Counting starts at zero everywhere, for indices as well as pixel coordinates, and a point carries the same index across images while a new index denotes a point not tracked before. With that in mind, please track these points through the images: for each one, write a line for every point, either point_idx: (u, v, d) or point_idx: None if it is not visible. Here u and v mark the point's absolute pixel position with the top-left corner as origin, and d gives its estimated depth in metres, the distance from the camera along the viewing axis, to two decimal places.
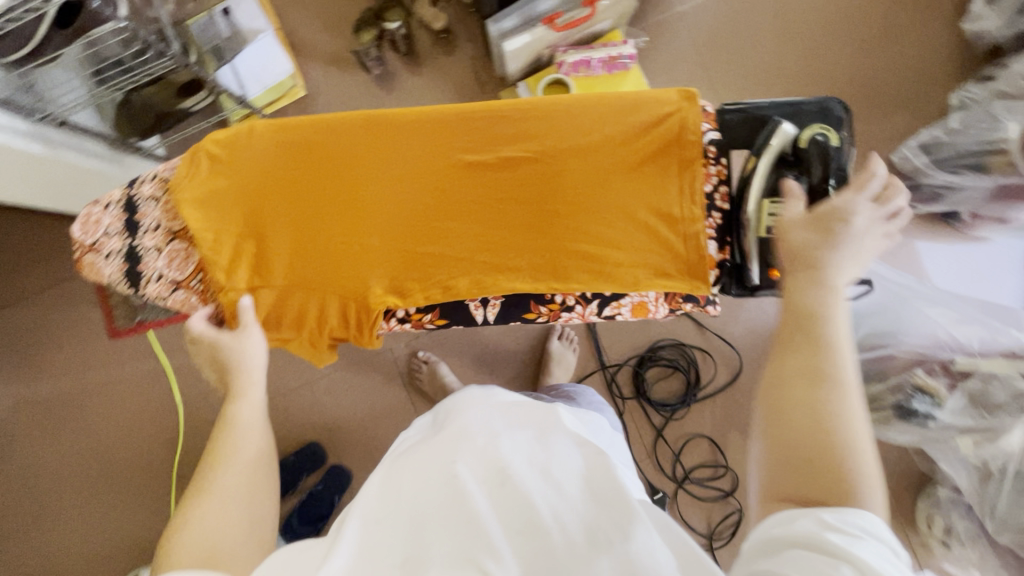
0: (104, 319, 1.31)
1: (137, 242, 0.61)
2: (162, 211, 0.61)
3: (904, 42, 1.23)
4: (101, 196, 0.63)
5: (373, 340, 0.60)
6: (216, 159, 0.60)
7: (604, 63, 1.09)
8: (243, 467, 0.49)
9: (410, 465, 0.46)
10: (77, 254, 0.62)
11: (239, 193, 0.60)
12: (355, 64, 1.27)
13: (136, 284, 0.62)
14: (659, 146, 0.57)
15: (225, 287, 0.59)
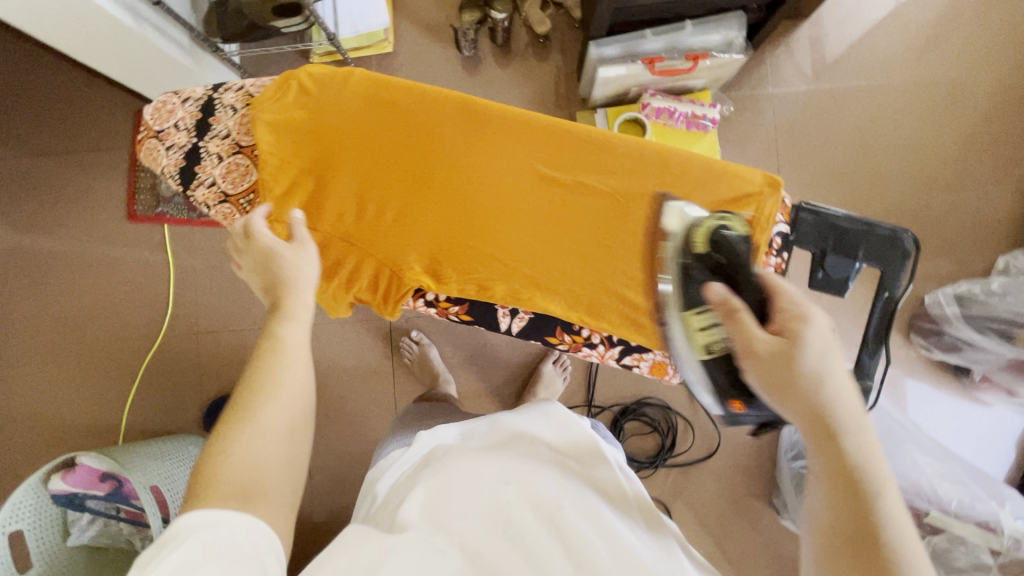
0: (125, 199, 1.30)
1: (202, 144, 0.60)
2: (237, 122, 0.60)
3: (969, 193, 1.24)
4: (181, 89, 0.63)
5: (395, 313, 0.62)
6: (304, 91, 0.60)
7: (687, 119, 1.11)
8: (278, 419, 0.50)
9: (446, 494, 0.51)
10: (141, 136, 0.62)
11: (313, 131, 0.59)
12: (448, 39, 1.28)
13: (187, 183, 0.61)
14: (732, 223, 0.57)
15: (271, 216, 0.59)
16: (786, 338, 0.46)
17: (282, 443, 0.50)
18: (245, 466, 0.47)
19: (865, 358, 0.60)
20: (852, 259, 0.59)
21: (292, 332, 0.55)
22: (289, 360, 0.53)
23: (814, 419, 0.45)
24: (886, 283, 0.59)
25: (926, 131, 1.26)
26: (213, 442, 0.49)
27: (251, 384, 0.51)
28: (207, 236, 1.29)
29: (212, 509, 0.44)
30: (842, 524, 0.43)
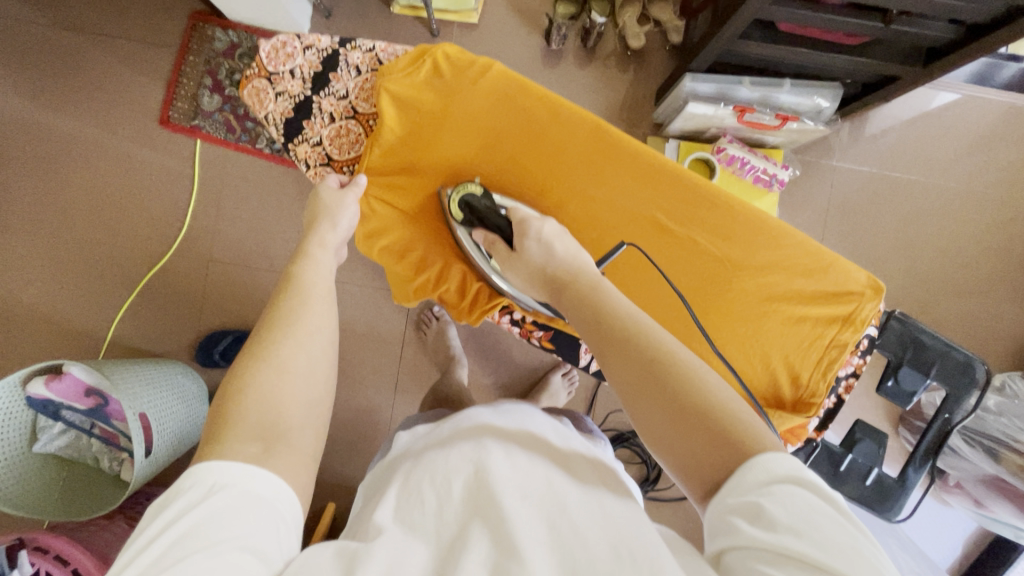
0: (161, 103, 1.22)
1: (315, 100, 0.64)
2: (356, 87, 0.64)
3: (990, 305, 1.27)
4: (302, 35, 0.65)
5: (478, 320, 0.68)
6: (438, 72, 0.61)
7: (756, 174, 1.09)
8: (296, 357, 0.50)
9: (428, 471, 0.49)
10: (252, 73, 0.64)
11: (436, 119, 0.62)
12: (536, 25, 1.23)
13: (292, 135, 0.65)
14: (827, 316, 0.57)
15: (379, 194, 0.64)
16: (542, 261, 0.56)
17: (303, 378, 0.49)
18: (265, 406, 0.46)
19: (911, 471, 0.62)
20: (924, 376, 0.61)
21: (309, 271, 0.57)
22: (305, 293, 0.55)
23: (594, 331, 0.48)
24: (948, 405, 0.61)
25: (967, 238, 1.28)
26: (233, 379, 0.48)
27: (267, 324, 0.52)
28: (238, 163, 1.22)
29: (227, 461, 0.41)
30: (663, 415, 0.42)
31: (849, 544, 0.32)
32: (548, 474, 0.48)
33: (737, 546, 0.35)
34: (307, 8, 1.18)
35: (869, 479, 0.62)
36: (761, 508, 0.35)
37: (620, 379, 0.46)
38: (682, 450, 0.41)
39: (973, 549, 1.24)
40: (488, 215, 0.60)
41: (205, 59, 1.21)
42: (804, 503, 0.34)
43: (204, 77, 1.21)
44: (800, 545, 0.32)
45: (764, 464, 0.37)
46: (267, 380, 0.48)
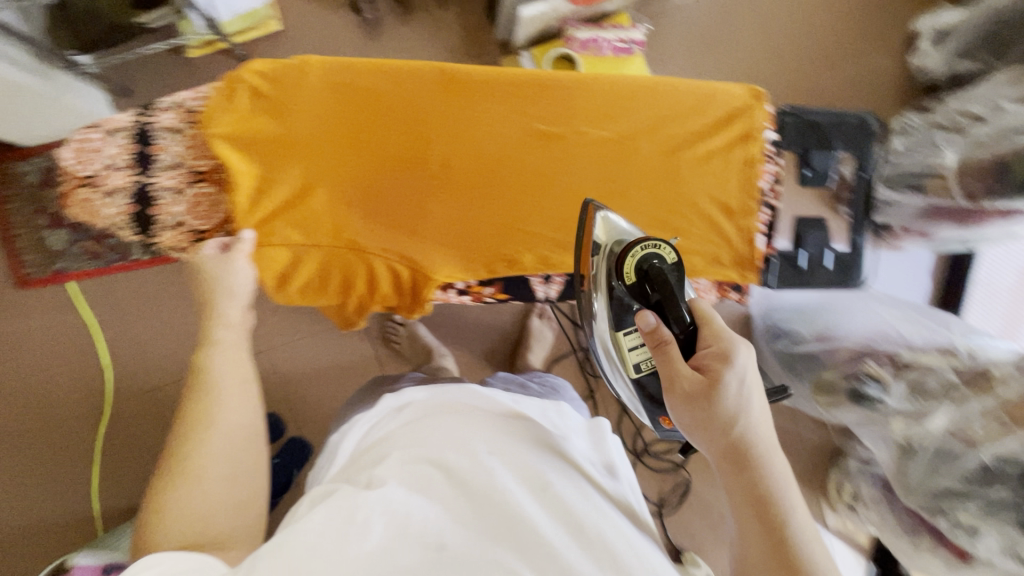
0: (10, 265, 1.10)
1: (150, 180, 0.59)
2: (184, 147, 0.59)
3: (862, 63, 1.34)
4: (102, 121, 0.59)
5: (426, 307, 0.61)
6: (259, 93, 0.57)
7: (613, 46, 1.08)
8: (213, 459, 0.48)
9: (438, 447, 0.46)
10: (71, 185, 0.59)
11: (283, 135, 0.57)
12: (342, 4, 1.16)
13: (147, 228, 0.60)
14: (729, 140, 0.59)
15: (264, 239, 0.59)
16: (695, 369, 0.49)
17: (227, 485, 0.47)
18: (192, 519, 0.44)
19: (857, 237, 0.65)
20: (831, 151, 0.64)
21: (217, 360, 0.54)
22: (214, 386, 0.52)
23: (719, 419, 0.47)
24: (860, 165, 0.65)
25: (817, 13, 1.33)
26: (151, 499, 0.45)
27: (182, 428, 0.49)
28: (125, 283, 1.12)
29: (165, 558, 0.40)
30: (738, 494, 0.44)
31: None
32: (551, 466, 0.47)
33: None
34: (102, 96, 1.07)
35: (828, 263, 0.65)
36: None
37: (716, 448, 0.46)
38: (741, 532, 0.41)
39: (940, 275, 1.35)
40: (664, 293, 0.52)
41: (27, 198, 1.10)
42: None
43: (38, 217, 1.10)
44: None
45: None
46: (190, 495, 0.45)
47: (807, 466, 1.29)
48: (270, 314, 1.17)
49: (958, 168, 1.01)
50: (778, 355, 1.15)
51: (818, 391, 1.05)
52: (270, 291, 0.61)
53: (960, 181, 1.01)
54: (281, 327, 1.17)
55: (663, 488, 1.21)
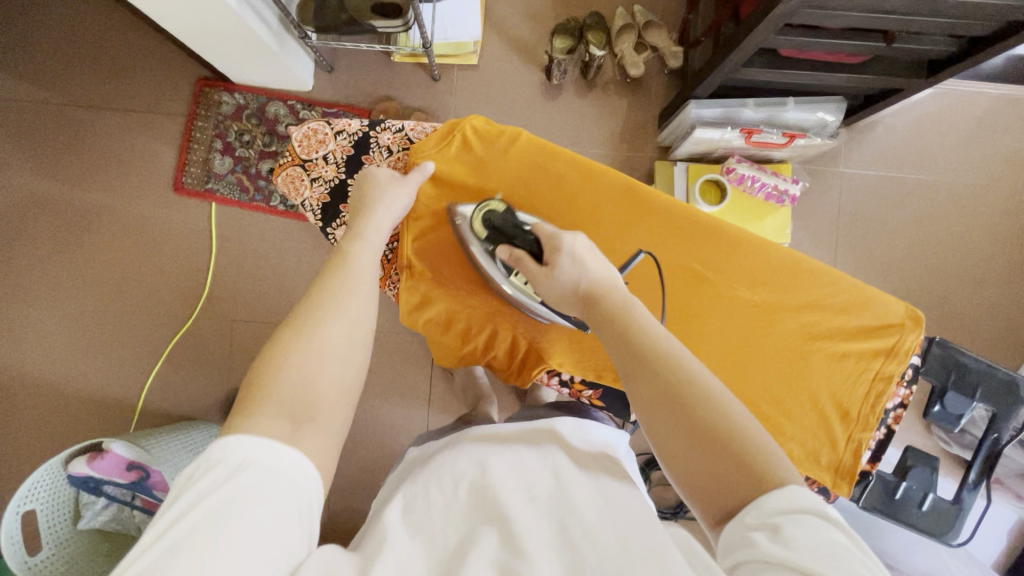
0: (174, 170, 1.23)
1: (351, 182, 0.66)
2: (389, 166, 0.66)
3: (1008, 298, 1.27)
4: (333, 119, 0.66)
5: (526, 385, 0.69)
6: (468, 146, 0.64)
7: (767, 190, 1.11)
8: (335, 339, 0.50)
9: (437, 475, 0.52)
10: (285, 161, 0.66)
11: (472, 188, 0.64)
12: (535, 61, 1.25)
13: (330, 219, 0.67)
14: (872, 349, 0.58)
15: (417, 270, 0.65)
16: (576, 279, 0.55)
17: (337, 363, 0.49)
18: (300, 385, 0.46)
19: (965, 493, 0.62)
20: (970, 400, 0.61)
21: (357, 250, 0.57)
22: (349, 272, 0.55)
23: (634, 352, 0.48)
24: (996, 424, 0.61)
25: (979, 232, 1.29)
26: (269, 356, 0.48)
27: (311, 301, 0.52)
28: (254, 222, 1.23)
29: (261, 435, 0.42)
30: (682, 440, 0.43)
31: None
32: (561, 468, 0.51)
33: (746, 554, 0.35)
34: (308, 64, 1.20)
35: (925, 505, 0.62)
36: (780, 528, 0.36)
37: (659, 408, 0.45)
38: (704, 477, 0.41)
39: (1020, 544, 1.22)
40: (511, 233, 0.59)
41: (213, 122, 1.23)
42: (829, 532, 0.35)
43: (214, 141, 1.23)
44: (816, 573, 0.32)
45: (790, 494, 0.38)
46: (306, 361, 0.48)
47: None
48: None
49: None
50: None
51: None
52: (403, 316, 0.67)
53: None
54: None
55: None
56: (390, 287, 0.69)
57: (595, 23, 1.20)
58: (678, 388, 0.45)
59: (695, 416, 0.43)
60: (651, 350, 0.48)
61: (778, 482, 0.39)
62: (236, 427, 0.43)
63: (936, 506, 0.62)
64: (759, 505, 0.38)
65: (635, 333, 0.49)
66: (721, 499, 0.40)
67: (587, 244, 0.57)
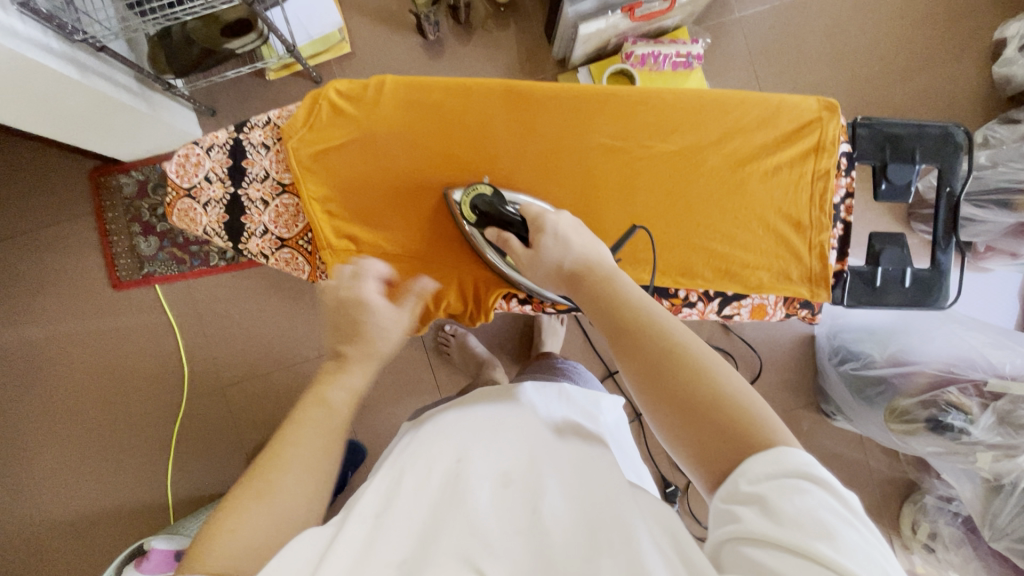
0: (105, 269, 1.20)
1: (242, 192, 0.66)
2: (271, 161, 0.66)
3: (938, 75, 1.28)
4: (200, 139, 0.67)
5: (489, 315, 0.68)
6: (340, 111, 0.64)
7: (673, 61, 1.09)
8: (301, 487, 0.46)
9: (412, 463, 0.50)
10: (172, 198, 0.66)
11: (358, 147, 0.64)
12: (408, 26, 1.22)
13: (238, 236, 0.67)
14: (798, 153, 0.59)
15: (336, 246, 0.65)
16: (559, 258, 0.55)
17: (294, 513, 0.45)
18: (250, 535, 0.42)
19: (940, 255, 0.62)
20: (912, 165, 0.61)
21: (331, 388, 0.52)
22: (324, 414, 0.50)
23: (614, 323, 0.49)
24: (945, 179, 0.61)
25: (890, 22, 1.28)
26: (229, 500, 0.44)
27: (283, 430, 0.49)
28: (205, 288, 1.21)
29: (200, 573, 0.39)
30: (668, 416, 0.44)
31: (856, 543, 0.34)
32: (534, 448, 0.50)
33: (739, 535, 0.36)
34: (189, 114, 1.16)
35: (907, 280, 0.62)
36: (767, 498, 0.37)
37: (639, 382, 0.46)
38: (696, 442, 0.43)
39: None
40: (500, 213, 0.60)
41: (123, 209, 1.20)
42: (820, 503, 0.36)
43: (132, 226, 1.20)
44: (813, 548, 0.33)
45: (776, 457, 0.39)
46: (262, 516, 0.43)
47: (878, 496, 1.30)
48: None
49: None
50: (846, 377, 1.09)
51: (890, 417, 0.97)
52: (343, 296, 0.67)
53: None
54: None
55: None
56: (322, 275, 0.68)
57: None
58: (657, 361, 0.46)
59: (683, 381, 0.44)
60: (634, 316, 0.49)
61: (771, 441, 0.40)
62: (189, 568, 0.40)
63: (918, 276, 0.62)
64: (756, 459, 0.39)
65: (616, 302, 0.50)
66: (718, 465, 0.41)
67: (571, 222, 0.58)
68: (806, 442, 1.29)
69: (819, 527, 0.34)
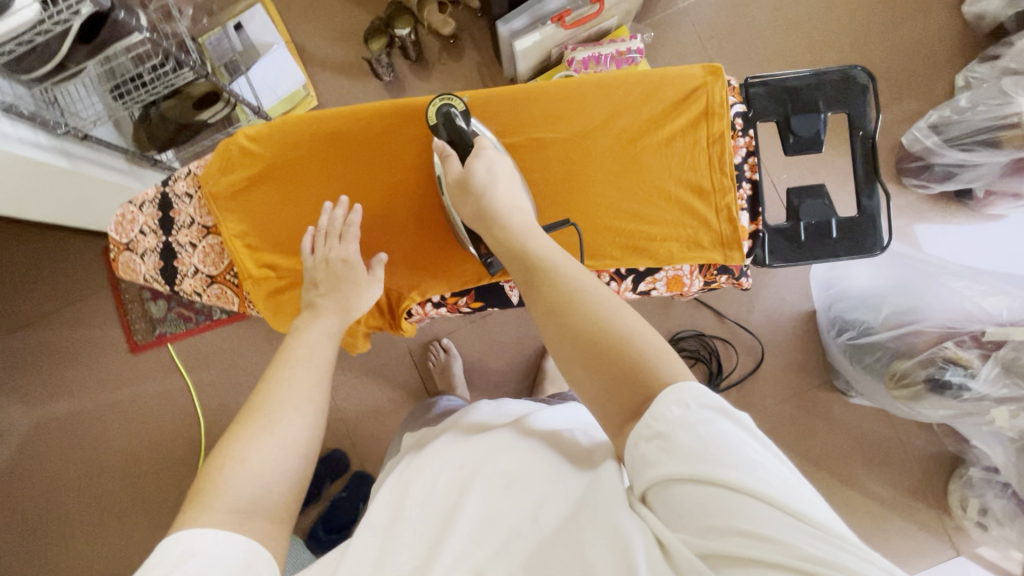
0: (124, 335, 1.31)
1: (172, 239, 0.75)
2: (194, 208, 0.74)
3: (905, 25, 1.24)
4: (135, 198, 0.77)
5: (404, 326, 0.75)
6: (247, 152, 0.71)
7: (614, 59, 1.11)
8: (294, 429, 0.52)
9: (399, 487, 0.57)
10: (116, 252, 0.77)
11: (273, 182, 0.72)
12: (367, 72, 1.30)
13: (172, 277, 0.76)
14: (687, 122, 0.62)
15: (257, 277, 0.73)
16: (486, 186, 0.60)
17: (281, 446, 0.51)
18: (251, 481, 0.48)
19: (865, 199, 0.60)
20: (815, 114, 0.60)
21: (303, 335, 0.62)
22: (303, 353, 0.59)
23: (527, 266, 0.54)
24: (855, 122, 0.60)
25: None
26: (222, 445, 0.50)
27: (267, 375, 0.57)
28: (213, 341, 1.30)
29: (203, 531, 0.43)
30: (575, 356, 0.49)
31: (752, 460, 0.40)
32: (537, 456, 0.54)
33: (664, 482, 0.41)
34: None
35: (833, 231, 0.61)
36: (675, 439, 0.42)
37: (547, 318, 0.51)
38: (601, 381, 0.47)
39: None
40: (459, 135, 0.63)
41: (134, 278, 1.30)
42: (723, 431, 0.41)
43: (143, 292, 1.30)
44: (721, 475, 0.39)
45: (676, 394, 0.44)
46: (259, 445, 0.50)
47: (921, 476, 1.20)
48: None
49: None
50: (844, 348, 1.02)
51: (891, 383, 0.90)
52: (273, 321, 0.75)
53: None
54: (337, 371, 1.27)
55: None
56: (250, 307, 0.76)
57: (395, 11, 1.22)
58: (563, 304, 0.51)
59: (585, 326, 0.49)
60: (545, 263, 0.54)
61: (669, 381, 0.45)
62: (182, 527, 0.44)
63: (844, 223, 0.61)
64: (658, 398, 0.44)
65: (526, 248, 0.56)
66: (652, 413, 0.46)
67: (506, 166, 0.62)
68: (828, 424, 1.22)
69: (722, 455, 0.40)
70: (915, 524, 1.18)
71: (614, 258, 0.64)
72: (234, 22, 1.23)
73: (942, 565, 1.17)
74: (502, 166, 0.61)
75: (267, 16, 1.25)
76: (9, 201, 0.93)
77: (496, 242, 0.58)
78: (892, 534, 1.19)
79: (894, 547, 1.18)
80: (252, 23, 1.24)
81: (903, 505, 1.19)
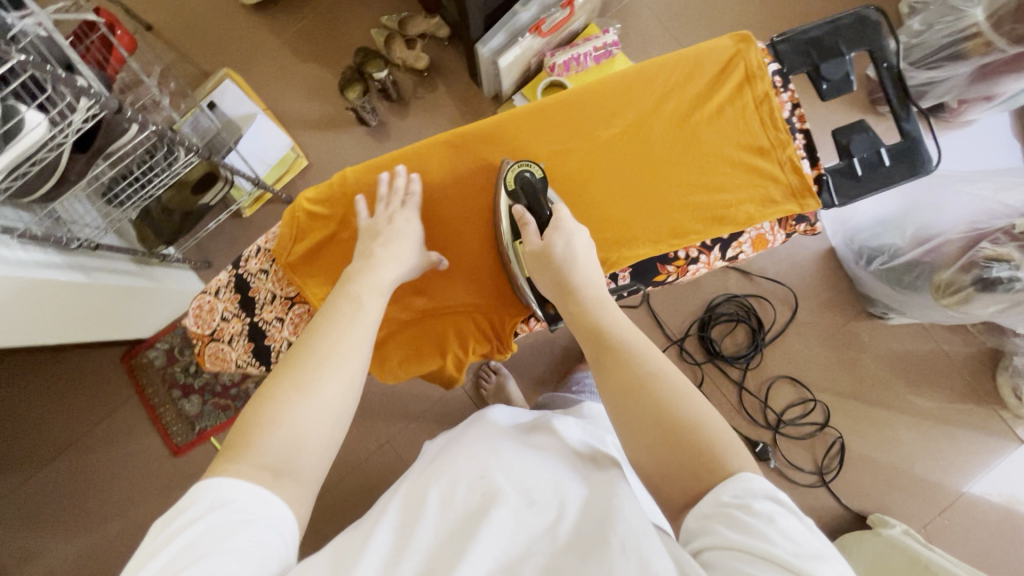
0: (161, 440, 1.24)
1: (257, 318, 0.75)
2: (273, 282, 0.74)
3: None
4: (206, 287, 0.76)
5: (514, 345, 0.76)
6: (316, 215, 0.72)
7: (593, 56, 1.14)
8: (332, 392, 0.51)
9: (427, 479, 0.54)
10: (201, 345, 0.76)
11: (347, 238, 0.73)
12: (351, 121, 1.30)
13: (265, 356, 0.75)
14: (733, 89, 0.68)
15: None
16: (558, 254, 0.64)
17: (314, 404, 0.50)
18: (289, 434, 0.48)
19: (906, 123, 0.66)
20: (842, 56, 0.66)
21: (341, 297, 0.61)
22: (340, 313, 0.58)
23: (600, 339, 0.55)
24: (878, 57, 0.66)
25: None
26: (267, 384, 0.51)
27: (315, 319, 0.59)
28: None
29: (241, 483, 0.44)
30: (647, 435, 0.47)
31: (810, 549, 0.37)
32: (560, 478, 0.53)
33: (716, 546, 0.39)
34: (189, 274, 1.24)
35: (886, 159, 0.67)
36: (735, 517, 0.39)
37: (620, 392, 0.50)
38: (664, 461, 0.46)
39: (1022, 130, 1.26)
40: (536, 200, 0.68)
41: (159, 381, 1.26)
42: (787, 522, 0.39)
43: (172, 392, 1.25)
44: (772, 554, 0.36)
45: (744, 483, 0.42)
46: (296, 409, 0.49)
47: (970, 377, 1.25)
48: (380, 410, 1.25)
49: (988, 21, 1.01)
50: (880, 275, 1.07)
51: (940, 293, 0.94)
52: (377, 375, 0.77)
53: (1000, 32, 1.00)
54: (393, 420, 1.24)
55: (818, 454, 1.23)
56: None
57: (365, 57, 1.24)
58: (639, 382, 0.50)
59: (657, 408, 0.48)
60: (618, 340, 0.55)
61: (731, 469, 0.44)
62: (218, 471, 0.45)
63: (894, 150, 0.66)
64: (726, 484, 0.42)
65: (602, 326, 0.57)
66: None
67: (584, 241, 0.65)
68: (872, 350, 1.26)
69: (779, 537, 0.37)
70: (976, 424, 1.23)
71: (695, 229, 0.70)
72: (207, 102, 1.21)
73: (1011, 455, 1.22)
74: (579, 241, 0.65)
75: (238, 88, 1.23)
76: (44, 329, 0.88)
77: (571, 317, 0.60)
78: (959, 439, 1.23)
79: (965, 451, 1.22)
80: (225, 98, 1.22)
81: (961, 408, 1.24)
